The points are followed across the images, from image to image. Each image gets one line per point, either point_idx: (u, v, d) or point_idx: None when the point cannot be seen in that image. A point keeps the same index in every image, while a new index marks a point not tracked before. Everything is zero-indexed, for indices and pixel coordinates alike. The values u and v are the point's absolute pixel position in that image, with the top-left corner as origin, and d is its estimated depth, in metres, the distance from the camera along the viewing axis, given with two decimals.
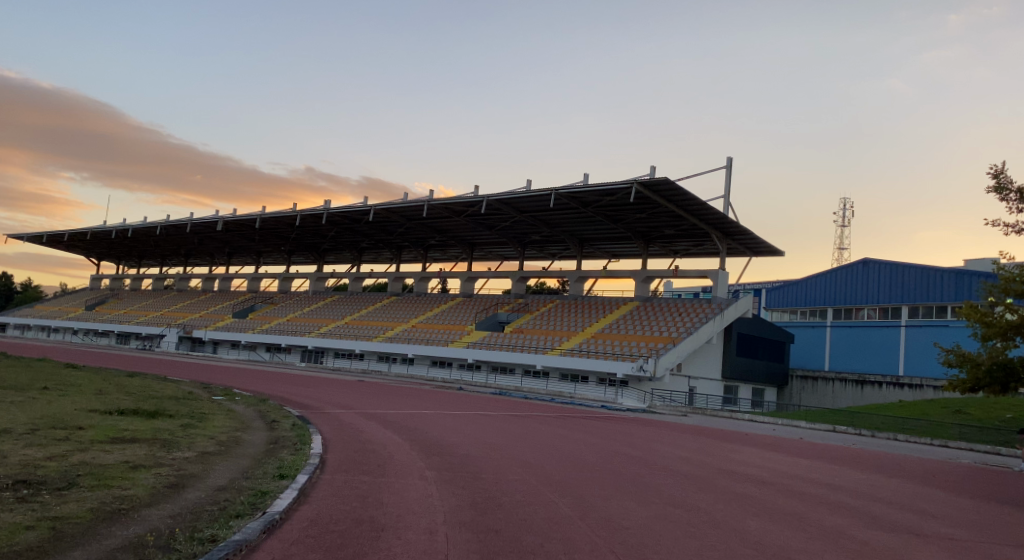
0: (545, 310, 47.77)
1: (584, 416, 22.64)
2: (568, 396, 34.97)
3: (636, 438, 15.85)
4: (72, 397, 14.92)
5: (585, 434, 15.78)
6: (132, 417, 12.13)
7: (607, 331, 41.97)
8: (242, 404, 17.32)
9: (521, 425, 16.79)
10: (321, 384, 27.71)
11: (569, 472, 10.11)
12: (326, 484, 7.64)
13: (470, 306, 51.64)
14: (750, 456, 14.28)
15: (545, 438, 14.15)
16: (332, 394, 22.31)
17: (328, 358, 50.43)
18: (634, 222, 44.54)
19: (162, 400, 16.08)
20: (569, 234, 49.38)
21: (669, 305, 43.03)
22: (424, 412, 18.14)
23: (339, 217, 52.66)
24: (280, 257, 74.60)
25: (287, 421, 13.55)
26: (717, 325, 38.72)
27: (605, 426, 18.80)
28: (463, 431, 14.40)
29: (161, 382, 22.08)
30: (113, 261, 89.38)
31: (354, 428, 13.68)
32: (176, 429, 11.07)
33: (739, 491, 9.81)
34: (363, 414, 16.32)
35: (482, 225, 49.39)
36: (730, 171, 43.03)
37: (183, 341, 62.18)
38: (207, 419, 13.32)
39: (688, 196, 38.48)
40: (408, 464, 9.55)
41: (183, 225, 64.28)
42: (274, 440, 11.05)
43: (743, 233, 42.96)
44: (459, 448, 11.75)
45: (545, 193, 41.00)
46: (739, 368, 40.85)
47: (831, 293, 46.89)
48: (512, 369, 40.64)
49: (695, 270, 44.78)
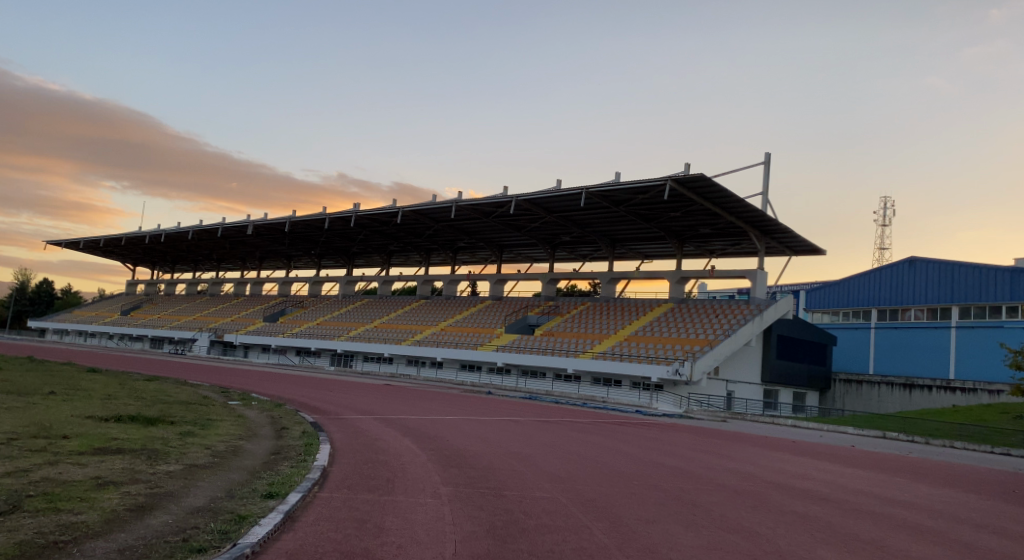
0: (576, 312, 46.53)
1: (617, 422, 21.40)
2: (600, 400, 33.77)
3: (676, 447, 14.57)
4: (76, 403, 14.08)
5: (621, 442, 14.53)
6: (129, 424, 11.19)
7: (641, 334, 40.65)
8: (256, 410, 16.36)
9: (552, 432, 15.59)
10: (346, 389, 26.87)
11: (604, 489, 8.92)
12: (319, 506, 6.55)
13: (500, 308, 50.64)
14: (802, 466, 12.98)
15: (577, 447, 12.93)
16: (355, 399, 21.36)
17: (357, 361, 49.83)
18: (668, 221, 43.13)
19: (171, 405, 15.21)
20: (600, 235, 48.12)
21: (705, 306, 41.56)
22: (448, 418, 17.01)
23: (367, 220, 52.00)
24: (310, 261, 74.38)
25: (298, 429, 12.55)
26: (756, 327, 37.21)
27: (640, 433, 17.54)
28: (488, 439, 13.29)
29: (179, 387, 21.39)
30: (148, 266, 90.18)
31: (368, 436, 12.61)
32: (172, 438, 10.08)
33: (799, 510, 8.60)
34: (383, 420, 15.28)
35: (511, 226, 48.33)
36: (768, 167, 41.49)
37: (215, 345, 62.15)
38: (212, 425, 12.34)
39: (725, 193, 37.00)
40: (422, 478, 8.50)
41: (214, 230, 64.26)
42: (277, 450, 10.03)
43: (783, 232, 41.34)
44: (481, 459, 10.62)
45: (575, 192, 39.83)
46: (780, 371, 39.24)
47: (875, 294, 45.00)
48: (543, 373, 39.53)
49: (732, 270, 43.21)
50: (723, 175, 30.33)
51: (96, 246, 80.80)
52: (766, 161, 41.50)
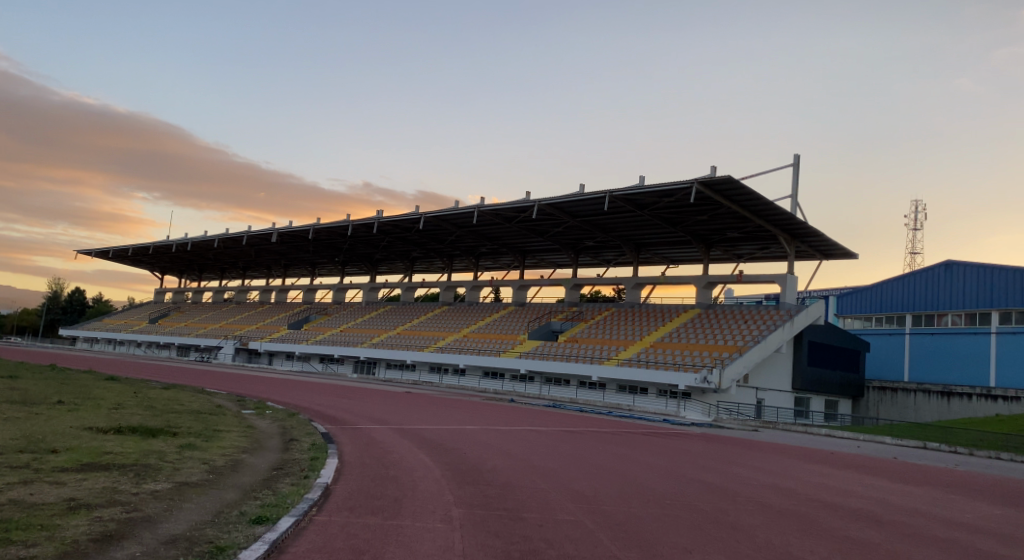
0: (600, 318, 45.61)
1: (644, 432, 20.48)
2: (627, 409, 32.83)
3: (708, 459, 13.67)
4: (80, 413, 13.55)
5: (649, 455, 13.66)
6: (127, 435, 10.55)
7: (667, 340, 39.66)
8: (268, 420, 15.70)
9: (576, 444, 14.77)
10: (366, 397, 26.26)
11: (632, 510, 8.14)
12: (313, 534, 5.85)
13: (523, 315, 49.87)
14: (845, 481, 12.09)
15: (603, 461, 12.09)
16: (374, 407, 20.70)
17: (380, 368, 49.33)
18: (694, 224, 42.10)
19: (179, 415, 14.62)
20: (625, 240, 47.20)
21: (732, 312, 40.47)
22: (467, 429, 16.23)
23: (389, 226, 51.53)
24: (334, 268, 74.25)
25: (307, 441, 11.87)
26: (787, 333, 36.08)
27: (668, 444, 16.65)
28: (507, 452, 12.52)
29: (193, 395, 20.85)
30: (175, 275, 90.76)
31: (380, 448, 11.90)
32: (169, 452, 9.41)
33: (852, 535, 7.76)
34: (398, 431, 14.56)
35: (534, 231, 47.59)
36: (797, 169, 40.39)
37: (239, 353, 62.05)
38: (216, 436, 11.69)
39: (754, 195, 35.93)
40: (433, 498, 7.76)
41: (239, 237, 64.28)
42: (280, 465, 9.33)
43: (814, 235, 40.14)
44: (498, 475, 9.87)
45: (598, 196, 39.02)
46: (811, 378, 38.01)
47: (910, 299, 43.59)
48: (567, 381, 38.67)
49: (761, 274, 42.06)
50: (750, 178, 29.37)
51: (124, 255, 81.34)
52: (795, 162, 40.40)
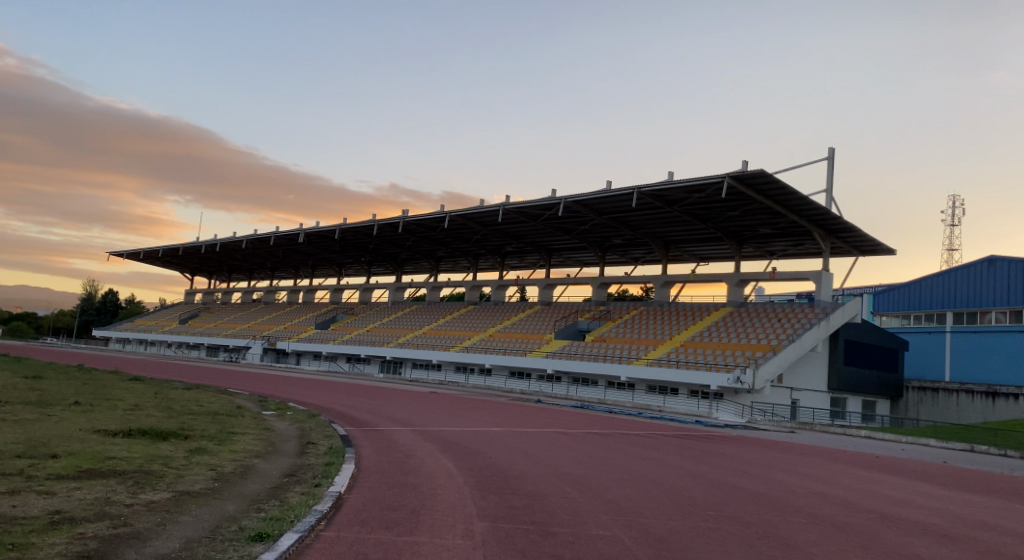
0: (628, 317, 44.73)
1: (677, 434, 19.69)
2: (657, 410, 31.99)
3: (749, 465, 12.86)
4: (93, 415, 13.11)
5: (685, 460, 12.89)
6: (136, 439, 10.02)
7: (698, 339, 38.73)
8: (287, 421, 15.19)
9: (607, 448, 14.06)
10: (390, 397, 25.75)
11: (671, 525, 7.42)
12: (317, 554, 5.23)
13: (550, 313, 49.16)
14: (900, 490, 11.23)
15: (638, 467, 11.35)
16: (398, 409, 20.14)
17: (406, 368, 48.95)
18: (725, 221, 41.07)
19: (196, 417, 14.15)
20: (653, 237, 46.25)
21: (765, 310, 39.39)
22: (493, 431, 15.57)
23: (414, 225, 51.11)
24: (360, 268, 74.18)
25: (326, 444, 11.27)
26: (822, 332, 34.99)
27: (702, 447, 15.86)
28: (534, 456, 11.88)
29: (214, 396, 20.45)
30: (205, 276, 91.42)
31: (401, 453, 11.29)
32: (176, 457, 8.86)
33: (918, 554, 6.99)
34: (421, 434, 13.95)
35: (561, 229, 46.85)
36: (832, 163, 39.19)
37: (267, 353, 62.16)
38: (229, 440, 11.14)
39: (787, 189, 34.84)
40: (454, 510, 7.12)
41: (266, 238, 64.35)
42: (292, 471, 8.73)
43: (850, 231, 38.89)
44: (526, 482, 9.21)
45: (626, 192, 38.14)
46: (848, 379, 36.79)
47: (950, 296, 42.17)
48: (595, 381, 37.88)
49: (795, 271, 40.88)
50: (782, 171, 28.41)
51: (154, 256, 82.10)
52: (829, 155, 39.20)
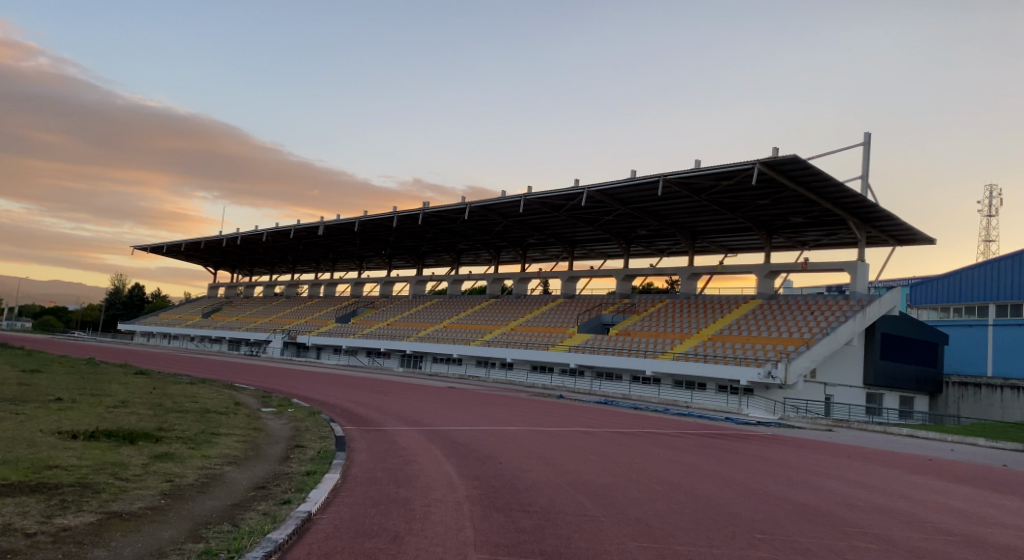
0: (654, 310, 43.15)
1: (709, 433, 18.25)
2: (684, 406, 30.55)
3: (794, 471, 11.45)
4: (70, 412, 11.97)
5: (720, 466, 11.52)
6: (94, 442, 8.81)
7: (726, 333, 37.19)
8: (283, 420, 13.94)
9: (633, 450, 12.70)
10: (405, 393, 24.49)
11: (716, 556, 6.07)
12: None
13: (572, 306, 47.78)
14: (974, 502, 9.78)
15: (669, 475, 9.96)
16: (409, 405, 18.88)
17: (426, 362, 47.90)
18: (754, 210, 39.40)
19: (183, 415, 12.98)
20: (679, 228, 44.64)
21: (797, 302, 37.69)
22: (508, 431, 14.21)
23: (434, 217, 49.93)
24: (381, 262, 73.25)
25: (315, 448, 10.01)
26: (858, 324, 33.25)
27: (737, 448, 14.44)
28: (551, 461, 10.55)
29: (217, 392, 19.35)
30: (228, 270, 91.13)
31: (399, 457, 9.97)
32: (132, 465, 7.65)
33: None
34: (427, 434, 12.68)
35: (584, 220, 45.38)
36: (868, 148, 37.37)
37: (288, 347, 61.41)
38: (207, 442, 9.92)
39: (822, 176, 33.07)
40: (449, 537, 5.82)
41: (286, 231, 63.53)
42: (262, 482, 7.47)
43: (887, 219, 37.02)
44: (537, 496, 7.87)
45: (652, 180, 36.55)
46: (885, 373, 34.99)
47: (991, 287, 40.12)
48: (619, 376, 36.44)
49: (828, 263, 39.11)
50: (818, 156, 26.80)
51: (177, 250, 81.82)
52: (865, 141, 37.35)
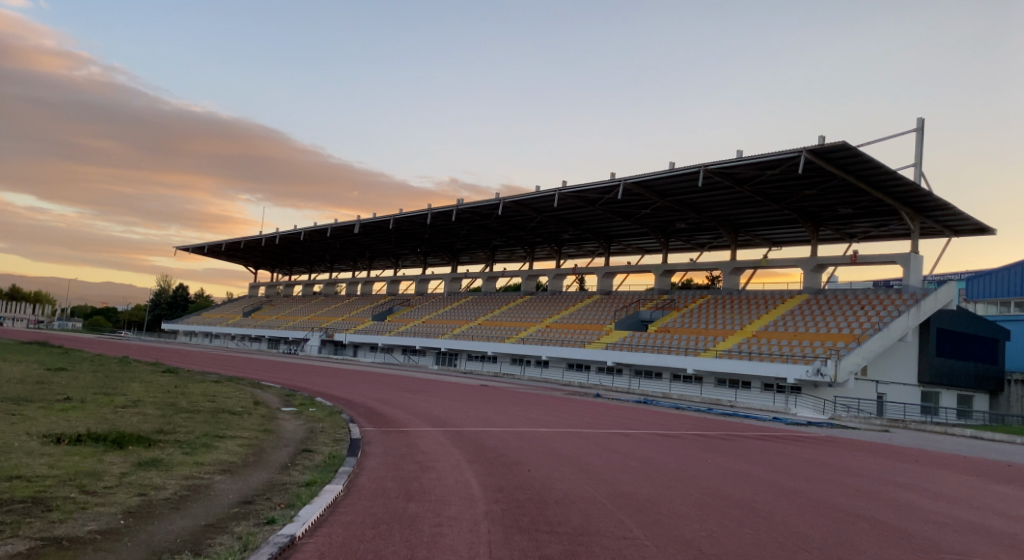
0: (695, 306, 41.69)
1: (759, 435, 16.99)
2: (728, 405, 29.19)
3: (860, 480, 10.26)
4: (71, 414, 11.21)
5: (777, 473, 10.34)
6: (76, 449, 7.92)
7: (771, 329, 35.63)
8: (299, 421, 13.04)
9: (678, 455, 11.54)
10: (437, 392, 23.55)
11: None
12: None
13: (610, 303, 46.48)
14: None
15: (720, 486, 8.83)
16: (438, 404, 17.97)
17: (461, 360, 47.05)
18: (800, 201, 37.67)
19: (191, 416, 12.16)
20: (721, 221, 43.05)
21: (846, 296, 35.90)
22: (539, 433, 13.12)
23: (468, 213, 49.03)
24: (417, 259, 72.69)
25: (324, 454, 9.04)
26: (913, 319, 31.44)
27: (792, 452, 13.20)
28: (586, 468, 9.46)
29: (241, 391, 18.60)
30: (267, 269, 91.62)
31: (416, 464, 8.97)
32: (107, 475, 6.75)
33: None
34: (453, 437, 11.71)
35: (621, 214, 44.05)
36: (921, 134, 35.41)
37: (325, 345, 61.15)
38: (206, 447, 9.01)
39: (872, 164, 31.31)
40: None
41: (322, 230, 63.30)
42: (248, 496, 6.51)
43: (943, 209, 35.03)
44: (568, 513, 6.84)
45: (692, 171, 35.12)
46: (941, 371, 33.13)
47: None
48: (658, 374, 35.20)
49: (879, 255, 37.25)
50: (871, 144, 25.14)
51: (217, 249, 82.43)
52: (918, 127, 35.38)
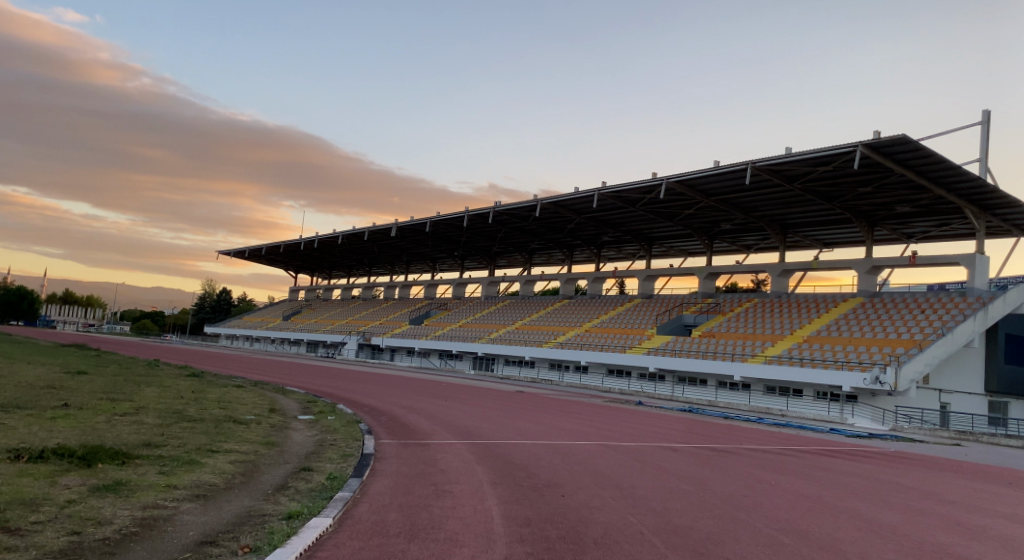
0: (741, 309, 39.75)
1: (819, 449, 15.34)
2: (778, 415, 27.33)
3: (959, 510, 8.64)
4: (57, 423, 10.11)
5: (856, 500, 8.79)
6: (28, 468, 6.74)
7: (824, 334, 33.59)
8: (311, 432, 11.77)
9: (737, 476, 10.02)
10: (470, 399, 22.25)
11: None
12: None
13: (651, 307, 44.72)
14: None
15: (791, 519, 7.34)
16: (467, 413, 16.62)
17: (498, 365, 45.75)
18: (855, 199, 35.55)
19: (189, 426, 10.96)
20: (769, 221, 41.05)
21: (904, 299, 33.69)
22: (576, 447, 11.66)
23: (505, 215, 47.73)
24: (455, 263, 71.75)
25: (323, 474, 7.76)
26: (980, 324, 29.06)
27: (866, 472, 11.55)
28: (630, 493, 8.01)
29: (260, 398, 17.46)
30: (307, 273, 91.70)
31: (431, 487, 7.60)
32: (46, 504, 5.53)
33: None
34: (478, 452, 10.32)
35: (663, 215, 42.32)
36: (986, 127, 33.08)
37: (363, 349, 60.45)
38: (189, 465, 7.75)
39: (935, 159, 29.16)
40: None
41: (359, 233, 62.69)
42: (206, 533, 5.24)
43: (1011, 206, 32.64)
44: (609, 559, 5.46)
45: (738, 168, 33.30)
46: (1010, 380, 30.82)
47: None
48: (703, 380, 33.40)
49: (940, 257, 34.97)
50: (936, 136, 23.27)
51: (256, 254, 82.48)
52: (984, 120, 33.05)
